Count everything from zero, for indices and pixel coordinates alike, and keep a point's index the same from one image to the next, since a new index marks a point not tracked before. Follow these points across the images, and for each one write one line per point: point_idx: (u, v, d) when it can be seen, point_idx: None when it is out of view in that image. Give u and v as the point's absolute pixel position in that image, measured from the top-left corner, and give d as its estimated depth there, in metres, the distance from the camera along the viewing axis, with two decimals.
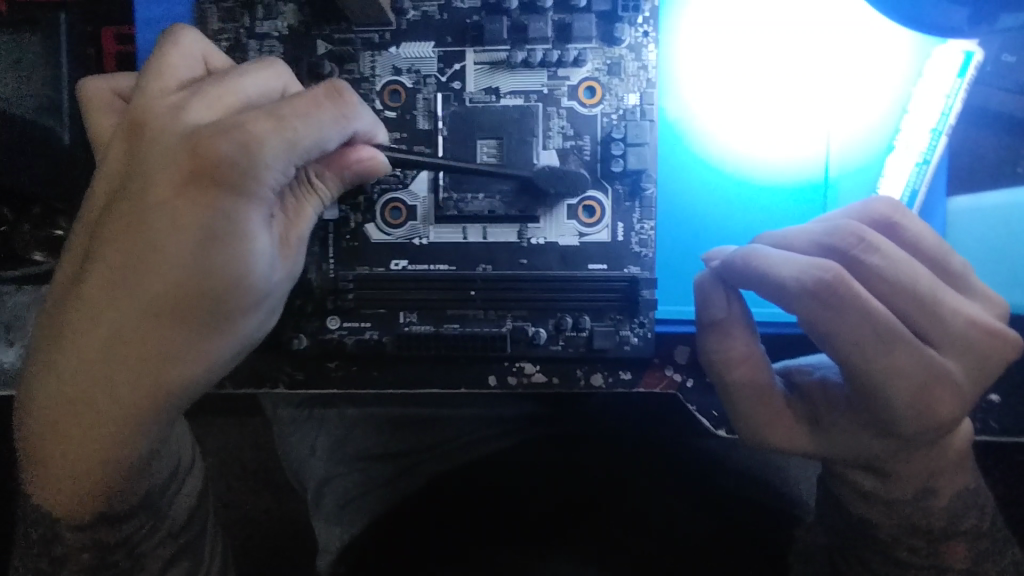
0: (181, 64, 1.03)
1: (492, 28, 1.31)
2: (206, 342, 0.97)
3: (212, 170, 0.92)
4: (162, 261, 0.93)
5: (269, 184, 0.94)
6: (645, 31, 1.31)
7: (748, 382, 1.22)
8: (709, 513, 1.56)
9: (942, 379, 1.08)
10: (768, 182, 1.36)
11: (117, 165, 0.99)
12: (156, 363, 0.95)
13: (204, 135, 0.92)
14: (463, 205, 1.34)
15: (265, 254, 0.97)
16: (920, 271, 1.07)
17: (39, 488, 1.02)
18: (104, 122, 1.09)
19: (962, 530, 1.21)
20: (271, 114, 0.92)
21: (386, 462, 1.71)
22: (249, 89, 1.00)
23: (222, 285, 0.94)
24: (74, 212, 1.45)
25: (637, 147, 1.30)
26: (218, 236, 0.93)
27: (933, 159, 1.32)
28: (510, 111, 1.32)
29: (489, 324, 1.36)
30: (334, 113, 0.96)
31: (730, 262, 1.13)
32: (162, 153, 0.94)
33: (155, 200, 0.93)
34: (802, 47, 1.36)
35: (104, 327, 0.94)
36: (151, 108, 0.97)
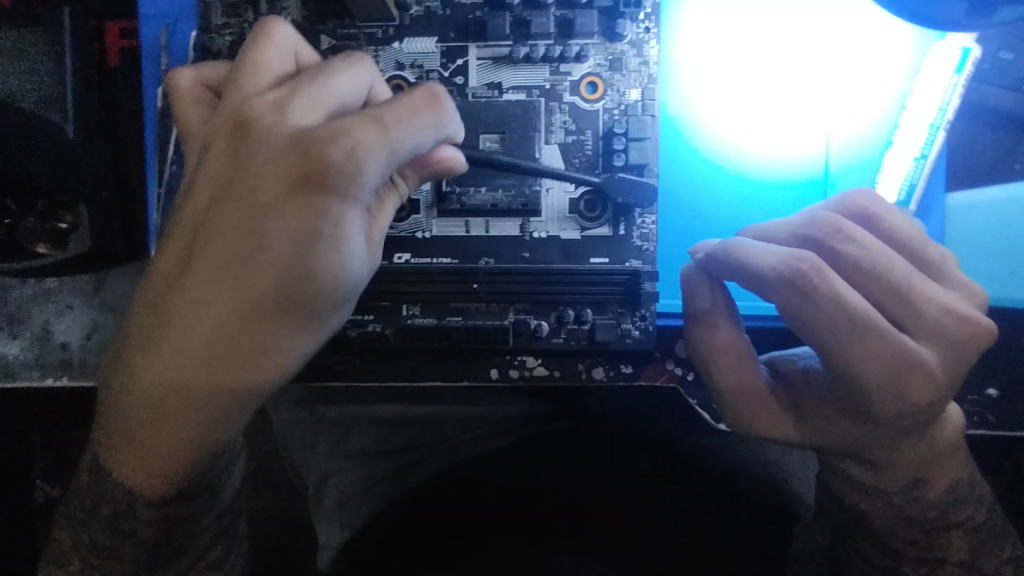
0: (276, 61, 0.99)
1: (495, 23, 1.32)
2: (302, 337, 0.95)
3: (316, 173, 0.88)
4: (267, 256, 0.90)
5: (368, 185, 0.90)
6: (647, 26, 1.32)
7: (732, 375, 1.24)
8: (711, 512, 1.62)
9: (917, 368, 1.07)
10: (768, 176, 1.37)
11: (222, 157, 0.94)
12: (241, 362, 0.95)
13: (314, 138, 0.88)
14: (466, 199, 1.34)
15: (358, 254, 0.94)
16: (895, 260, 1.07)
17: (125, 462, 1.02)
18: (192, 112, 1.07)
19: (960, 522, 1.22)
20: (372, 118, 0.89)
21: (387, 459, 1.68)
22: (343, 91, 0.96)
23: (323, 288, 0.92)
24: (79, 205, 1.46)
25: (639, 141, 1.32)
26: (320, 238, 0.89)
27: (930, 153, 1.34)
28: (513, 106, 1.33)
29: (491, 317, 1.37)
30: (432, 118, 0.94)
31: (713, 255, 1.15)
32: (271, 153, 0.91)
33: (267, 203, 0.90)
34: (802, 43, 1.37)
35: (204, 321, 0.93)
36: (255, 107, 0.93)
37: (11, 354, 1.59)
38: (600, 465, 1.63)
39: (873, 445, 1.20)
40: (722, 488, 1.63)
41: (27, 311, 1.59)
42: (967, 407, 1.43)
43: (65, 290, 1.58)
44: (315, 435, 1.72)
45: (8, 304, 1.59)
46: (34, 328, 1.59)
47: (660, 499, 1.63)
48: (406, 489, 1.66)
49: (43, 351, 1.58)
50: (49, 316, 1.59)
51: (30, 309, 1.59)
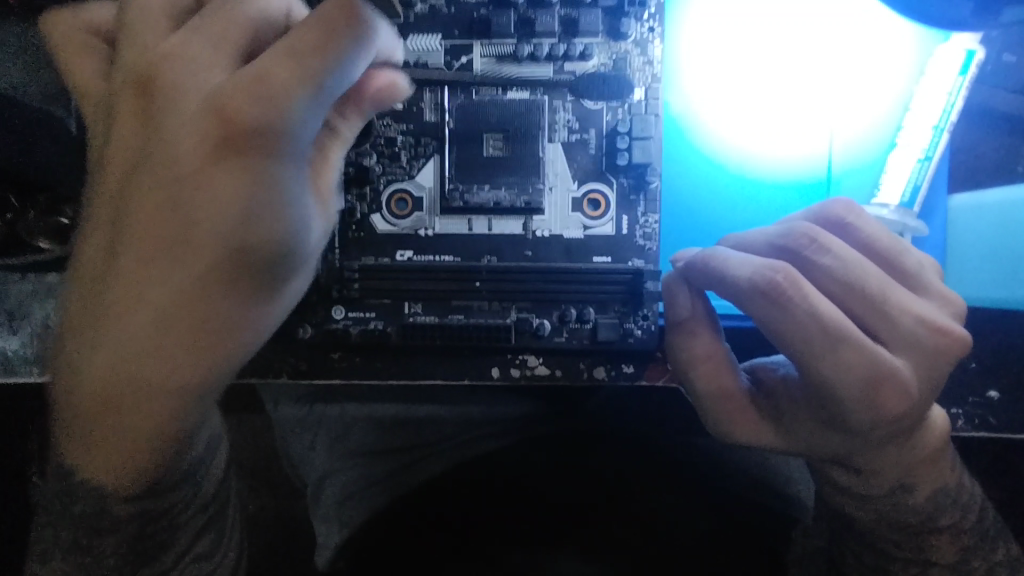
0: (184, 4, 1.01)
1: (499, 22, 1.32)
2: (248, 305, 0.97)
3: (234, 133, 0.91)
4: (207, 228, 0.93)
5: (302, 137, 0.93)
6: (651, 26, 1.32)
7: (710, 383, 1.23)
8: (712, 513, 1.60)
9: (891, 379, 1.05)
10: (774, 176, 1.38)
11: (133, 124, 0.99)
12: (195, 336, 0.95)
13: (230, 95, 0.91)
14: (469, 197, 1.34)
15: (309, 211, 0.98)
16: (870, 270, 1.07)
17: (81, 456, 1.01)
18: (84, 66, 1.11)
19: (946, 527, 1.24)
20: (286, 56, 0.89)
21: (385, 459, 1.67)
22: (260, 28, 0.99)
23: (269, 249, 0.94)
24: (80, 200, 1.44)
25: (643, 141, 1.31)
26: (264, 199, 0.93)
27: (934, 155, 1.33)
28: (516, 104, 1.33)
29: (493, 315, 1.37)
30: (352, 35, 0.90)
31: (691, 263, 1.14)
32: (190, 115, 0.94)
33: (190, 166, 0.93)
34: (806, 44, 1.37)
35: (151, 302, 0.94)
36: (194, 67, 0.96)
37: (10, 349, 1.58)
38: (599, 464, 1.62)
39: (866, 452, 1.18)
40: (718, 488, 1.62)
41: (26, 307, 1.59)
42: (968, 409, 1.43)
43: (65, 286, 1.59)
44: (314, 431, 1.71)
45: (6, 300, 1.59)
46: (34, 324, 1.59)
47: (657, 496, 1.62)
48: (406, 484, 1.65)
49: (43, 346, 1.58)
50: (49, 312, 1.59)
51: (30, 304, 1.59)
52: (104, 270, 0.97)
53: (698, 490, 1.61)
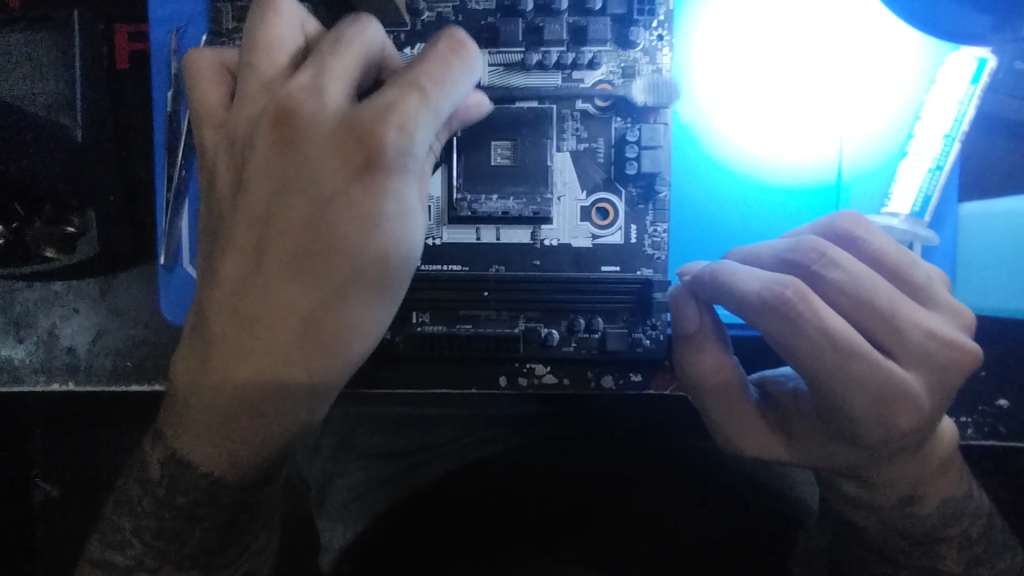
0: (287, 31, 1.02)
1: (507, 30, 1.31)
2: (374, 312, 0.98)
3: (374, 155, 0.92)
4: (337, 245, 0.94)
5: (418, 154, 0.94)
6: (660, 34, 1.31)
7: (718, 396, 1.26)
8: (717, 519, 1.62)
9: (900, 393, 1.05)
10: (783, 185, 1.37)
11: (265, 150, 0.97)
12: (324, 344, 0.97)
13: (364, 119, 0.92)
14: (477, 206, 1.33)
15: (422, 225, 0.99)
16: (880, 284, 1.07)
17: (183, 461, 1.02)
18: (209, 93, 1.06)
19: (955, 536, 1.23)
20: (412, 86, 0.93)
21: (391, 461, 1.65)
22: (363, 57, 0.98)
23: (390, 260, 0.96)
24: (87, 210, 1.45)
25: (651, 150, 1.31)
26: (384, 214, 0.94)
27: (945, 165, 1.31)
28: (525, 113, 1.32)
29: (501, 325, 1.36)
30: (463, 63, 0.96)
31: (699, 278, 1.15)
32: (323, 137, 0.95)
33: (332, 188, 0.94)
34: (816, 51, 1.36)
35: (288, 315, 0.95)
36: (293, 94, 0.96)
37: (18, 357, 1.58)
38: (603, 473, 1.62)
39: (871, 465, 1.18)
40: (724, 494, 1.61)
41: (33, 315, 1.59)
42: (977, 417, 1.42)
43: (71, 294, 1.59)
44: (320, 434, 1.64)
45: (14, 308, 1.59)
46: (40, 332, 1.58)
47: (665, 508, 1.62)
48: (412, 487, 1.64)
49: (51, 354, 1.58)
50: (54, 320, 1.59)
51: (35, 312, 1.59)
52: (217, 300, 0.97)
53: (701, 498, 1.62)
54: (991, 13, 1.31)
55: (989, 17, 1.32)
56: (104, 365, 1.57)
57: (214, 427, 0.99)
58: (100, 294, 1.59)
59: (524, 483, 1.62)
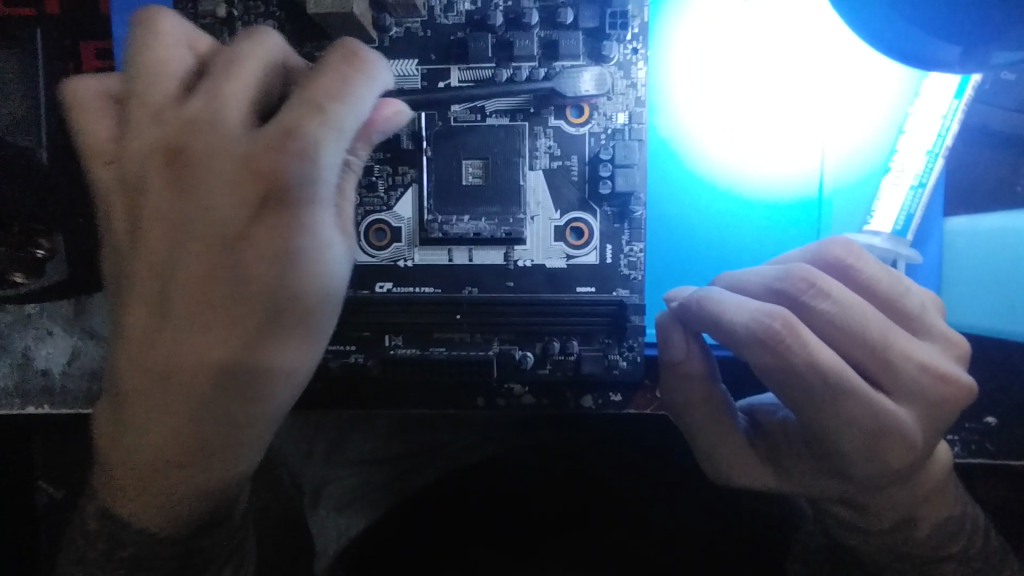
0: (174, 53, 0.98)
1: (477, 45, 1.27)
2: (302, 349, 0.98)
3: (274, 187, 0.91)
4: (252, 286, 0.92)
5: (327, 180, 0.91)
6: (634, 47, 1.27)
7: (705, 425, 1.23)
8: (715, 535, 1.56)
9: (894, 431, 1.04)
10: (763, 202, 1.33)
11: (159, 187, 0.94)
12: (245, 383, 0.96)
13: (265, 156, 0.90)
14: (448, 227, 1.30)
15: (341, 255, 0.97)
16: (871, 315, 1.06)
17: (134, 503, 0.99)
18: (97, 125, 1.00)
19: (947, 556, 1.20)
20: (308, 104, 0.90)
21: (382, 467, 1.58)
22: (257, 73, 0.95)
23: (308, 297, 0.94)
24: (55, 233, 1.45)
25: (626, 168, 1.27)
26: (298, 250, 0.92)
27: (928, 181, 1.28)
28: (496, 131, 1.29)
29: (474, 347, 1.33)
30: (359, 75, 0.93)
31: (685, 305, 1.13)
32: (219, 175, 0.92)
33: (235, 228, 0.92)
34: (795, 65, 1.31)
35: (190, 359, 0.94)
36: (189, 124, 0.93)
37: None
38: (596, 481, 1.56)
39: (864, 494, 1.16)
40: (723, 509, 1.55)
41: (7, 337, 1.56)
42: (965, 435, 1.39)
43: (44, 315, 1.54)
44: (310, 441, 1.58)
45: None
46: (14, 354, 1.56)
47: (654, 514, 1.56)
48: (399, 493, 1.57)
49: (26, 377, 1.55)
50: (28, 342, 1.55)
51: (9, 334, 1.56)
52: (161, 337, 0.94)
53: (697, 509, 1.56)
54: (960, 41, 1.10)
55: (956, 45, 1.11)
56: (79, 387, 1.54)
57: (177, 460, 0.98)
58: (73, 315, 1.53)
59: (511, 495, 1.56)
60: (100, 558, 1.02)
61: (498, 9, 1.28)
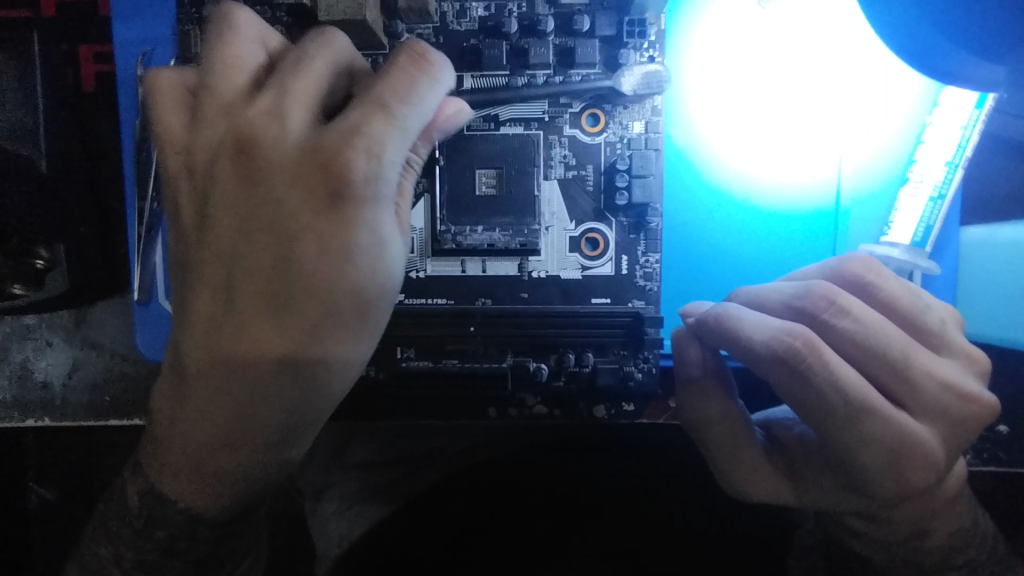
0: (245, 48, 0.98)
1: (490, 53, 1.25)
2: (355, 345, 0.96)
3: (340, 184, 0.89)
4: (313, 281, 0.90)
5: (390, 177, 0.92)
6: (651, 56, 1.25)
7: (727, 440, 1.22)
8: (734, 548, 1.50)
9: (915, 449, 1.05)
10: (783, 211, 1.32)
11: (229, 186, 0.93)
12: (295, 381, 0.95)
13: (330, 146, 0.89)
14: (461, 239, 1.28)
15: (399, 253, 0.96)
16: (891, 333, 1.06)
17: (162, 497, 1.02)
18: (172, 119, 1.00)
19: (962, 566, 1.20)
20: (375, 104, 0.91)
21: (387, 469, 1.51)
22: (327, 72, 0.96)
23: (368, 293, 0.93)
24: (55, 244, 1.40)
25: (642, 179, 1.25)
26: (357, 246, 0.91)
27: (948, 193, 1.27)
28: (510, 140, 1.26)
29: (489, 359, 1.32)
30: (427, 80, 0.94)
31: (704, 319, 1.13)
32: (284, 168, 0.91)
33: (297, 224, 0.90)
34: (814, 73, 1.30)
35: (249, 356, 0.93)
36: (253, 120, 0.92)
37: None
38: (614, 488, 1.50)
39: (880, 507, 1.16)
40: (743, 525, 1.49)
41: (5, 348, 1.52)
42: (977, 444, 1.40)
43: (43, 326, 1.52)
44: (311, 443, 1.52)
45: None
46: (13, 365, 1.52)
47: (669, 518, 1.50)
48: (403, 499, 1.51)
49: (25, 389, 1.51)
50: (27, 353, 1.52)
51: (8, 344, 1.52)
52: (179, 348, 0.95)
53: (718, 513, 1.50)
54: (1004, 62, 1.05)
55: (1002, 68, 1.06)
56: (81, 400, 1.50)
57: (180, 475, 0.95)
58: (74, 325, 1.51)
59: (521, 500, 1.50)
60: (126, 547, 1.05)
61: (512, 15, 1.26)
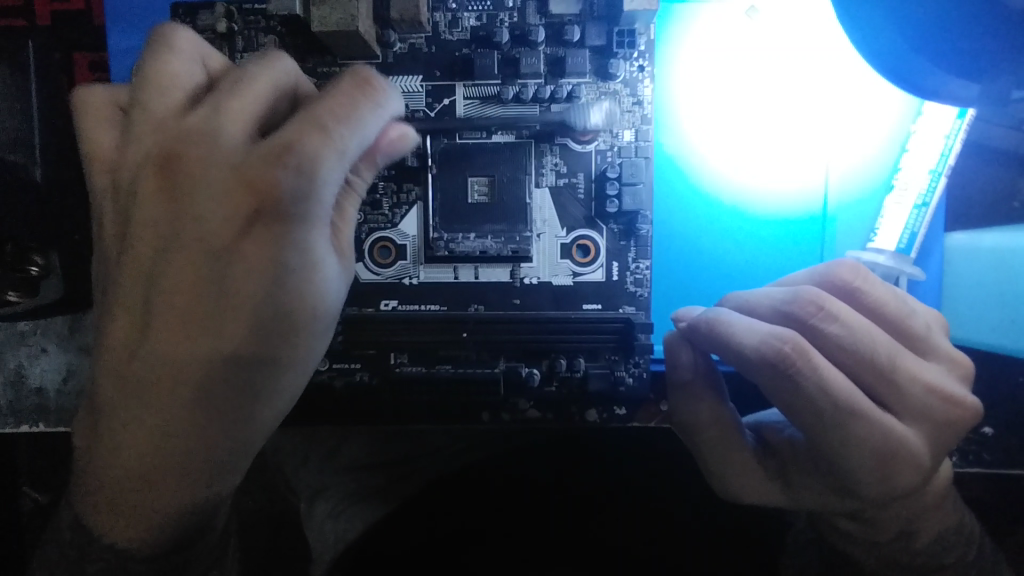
0: (183, 66, 1.01)
1: (483, 63, 1.26)
2: (291, 363, 0.99)
3: (268, 204, 0.92)
4: (238, 300, 0.94)
5: (325, 199, 0.94)
6: (641, 65, 1.27)
7: (720, 444, 1.24)
8: (722, 548, 1.51)
9: (903, 452, 1.07)
10: (770, 218, 1.34)
11: (156, 195, 0.96)
12: (235, 403, 0.97)
13: (261, 166, 0.92)
14: (454, 245, 1.29)
15: (333, 273, 0.99)
16: (879, 337, 1.08)
17: (122, 508, 0.97)
18: (102, 135, 1.03)
19: (949, 565, 1.22)
20: (313, 122, 0.92)
21: (381, 472, 1.53)
22: (266, 92, 0.98)
23: (299, 313, 0.97)
24: (50, 251, 1.43)
25: (632, 187, 1.26)
26: (287, 265, 0.94)
27: (932, 201, 1.29)
28: (502, 148, 1.28)
29: (482, 366, 1.32)
30: (369, 103, 0.96)
31: (695, 325, 1.15)
32: (212, 184, 0.94)
33: (224, 240, 0.93)
34: (801, 83, 1.32)
35: (177, 372, 0.94)
36: (182, 135, 0.95)
37: None
38: (608, 489, 1.51)
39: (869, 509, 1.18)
40: (726, 522, 1.51)
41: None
42: (963, 446, 1.43)
43: (39, 332, 1.51)
44: (305, 447, 1.54)
45: None
46: (7, 371, 1.52)
47: (661, 520, 1.51)
48: (398, 502, 1.53)
49: (19, 395, 1.51)
50: (21, 358, 1.52)
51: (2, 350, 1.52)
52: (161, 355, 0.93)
53: (707, 518, 1.51)
54: (979, 80, 1.06)
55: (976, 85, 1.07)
56: (74, 406, 1.51)
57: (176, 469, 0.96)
58: (68, 332, 1.51)
59: (514, 504, 1.50)
60: (97, 551, 1.00)
61: (504, 25, 1.27)
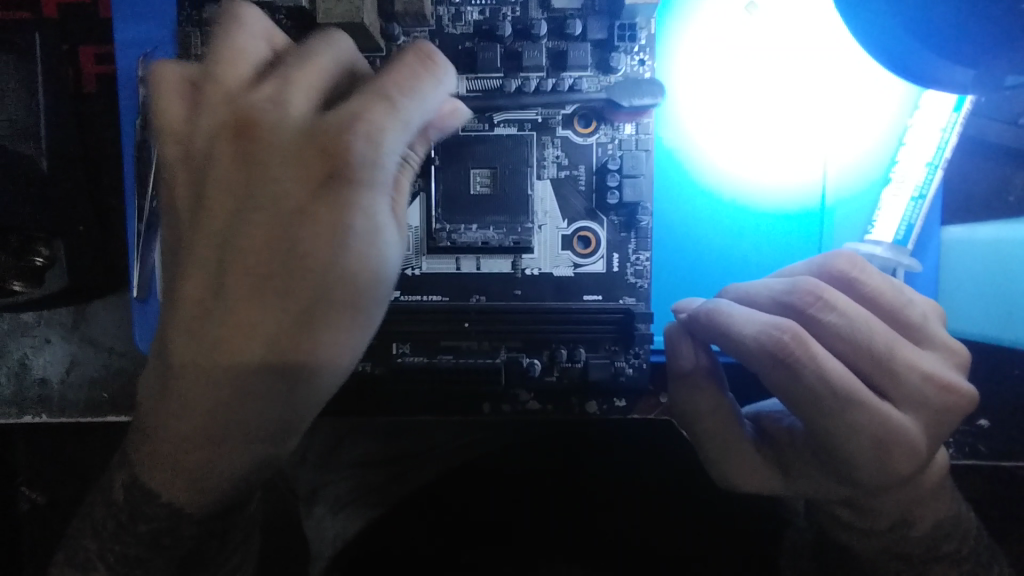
0: (250, 41, 1.03)
1: (485, 56, 1.28)
2: (346, 335, 0.98)
3: (341, 168, 0.94)
4: (305, 265, 0.94)
5: (387, 165, 0.96)
6: (642, 59, 1.29)
7: (719, 432, 1.27)
8: (720, 543, 1.52)
9: (900, 439, 1.08)
10: (769, 210, 1.36)
11: (229, 165, 0.97)
12: (292, 374, 0.96)
13: (331, 132, 0.95)
14: (456, 236, 1.31)
15: (394, 245, 0.99)
16: (875, 328, 1.10)
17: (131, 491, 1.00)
18: (173, 106, 1.02)
19: (947, 553, 1.23)
20: (379, 94, 0.96)
21: (384, 468, 1.54)
22: (330, 67, 1.02)
23: (361, 280, 0.96)
24: (55, 240, 1.39)
25: (633, 178, 1.28)
26: (353, 230, 0.94)
27: (928, 193, 1.32)
28: (505, 140, 1.30)
29: (484, 355, 1.34)
30: (430, 77, 1.00)
31: (694, 317, 1.18)
32: (282, 153, 0.96)
33: (297, 205, 0.94)
34: (800, 74, 1.34)
35: (247, 338, 0.95)
36: (254, 105, 0.97)
37: None
38: (608, 481, 1.53)
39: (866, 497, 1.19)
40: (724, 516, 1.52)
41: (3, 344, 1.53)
42: (958, 437, 1.44)
43: (42, 323, 1.54)
44: (305, 444, 1.55)
45: None
46: (11, 362, 1.53)
47: (660, 514, 1.52)
48: (399, 495, 1.53)
49: (23, 385, 1.52)
50: (26, 349, 1.53)
51: (7, 342, 1.53)
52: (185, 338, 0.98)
53: (706, 514, 1.52)
54: (975, 66, 1.09)
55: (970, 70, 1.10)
56: (78, 396, 1.52)
57: (187, 450, 0.99)
58: (72, 323, 1.53)
59: (514, 497, 1.51)
60: (111, 532, 1.04)
61: (506, 20, 1.29)
